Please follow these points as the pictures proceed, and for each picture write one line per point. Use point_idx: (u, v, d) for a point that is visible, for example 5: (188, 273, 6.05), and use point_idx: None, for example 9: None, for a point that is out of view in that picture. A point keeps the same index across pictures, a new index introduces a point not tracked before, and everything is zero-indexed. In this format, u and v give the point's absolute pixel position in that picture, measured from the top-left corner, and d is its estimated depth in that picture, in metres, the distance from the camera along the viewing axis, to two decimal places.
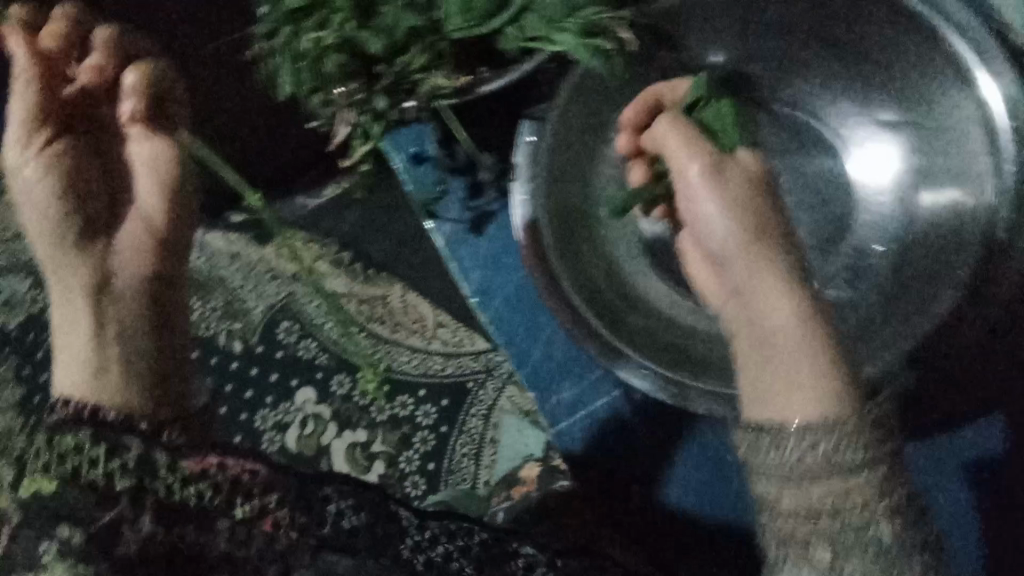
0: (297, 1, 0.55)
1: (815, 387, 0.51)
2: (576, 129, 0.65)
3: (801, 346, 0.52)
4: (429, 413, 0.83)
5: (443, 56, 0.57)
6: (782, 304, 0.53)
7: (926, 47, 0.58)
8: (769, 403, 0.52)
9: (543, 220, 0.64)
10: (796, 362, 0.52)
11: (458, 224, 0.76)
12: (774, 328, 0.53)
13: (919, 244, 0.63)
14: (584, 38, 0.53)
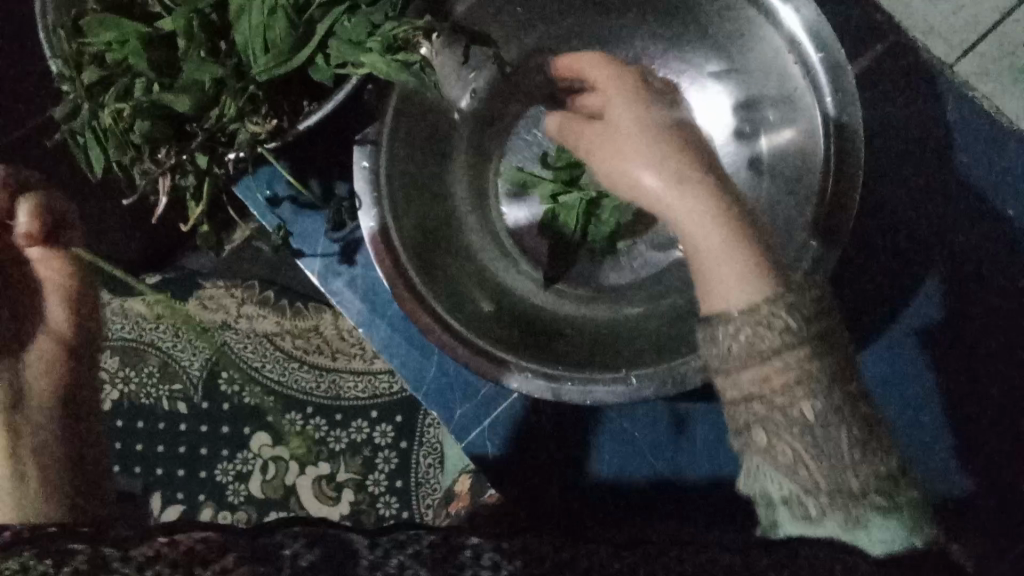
0: (93, 76, 0.55)
1: (729, 264, 0.49)
2: (414, 143, 0.60)
3: (700, 216, 0.51)
4: (386, 432, 0.86)
5: (259, 104, 0.56)
6: (696, 206, 0.51)
7: None
8: (716, 284, 0.49)
9: (399, 240, 0.57)
10: (705, 243, 0.50)
11: (327, 258, 0.69)
12: (699, 232, 0.51)
13: (768, 189, 0.60)
14: (388, 55, 0.53)
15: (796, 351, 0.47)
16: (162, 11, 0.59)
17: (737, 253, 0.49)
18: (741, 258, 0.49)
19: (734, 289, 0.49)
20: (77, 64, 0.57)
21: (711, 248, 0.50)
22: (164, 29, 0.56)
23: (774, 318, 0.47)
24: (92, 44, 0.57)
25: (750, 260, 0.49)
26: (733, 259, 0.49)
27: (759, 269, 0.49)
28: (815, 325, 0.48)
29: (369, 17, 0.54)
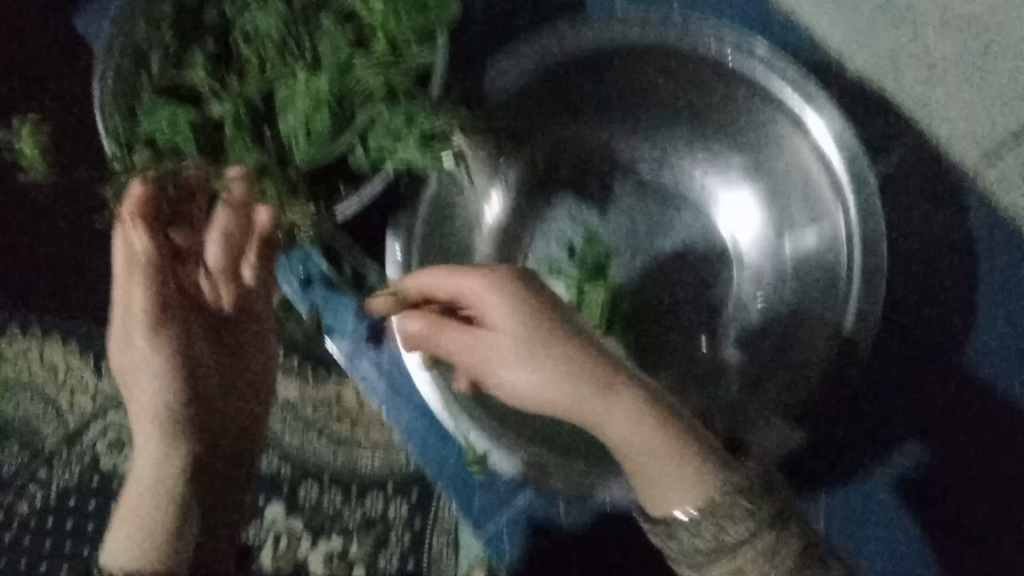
0: (145, 157, 0.60)
1: (681, 466, 0.50)
2: (446, 234, 0.62)
3: (636, 423, 0.49)
4: (399, 509, 0.79)
5: (297, 187, 0.60)
6: (616, 405, 0.49)
7: (744, 91, 0.59)
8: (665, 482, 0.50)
9: None
10: (662, 461, 0.50)
11: (357, 338, 0.71)
12: (611, 433, 0.50)
13: (796, 286, 0.62)
14: (422, 147, 0.57)
15: (754, 537, 0.48)
16: (211, 94, 0.62)
17: (638, 431, 0.49)
18: (682, 458, 0.50)
19: (682, 497, 0.49)
20: (128, 142, 0.60)
21: (660, 462, 0.50)
22: (212, 115, 0.61)
23: (724, 532, 0.48)
24: (145, 125, 0.60)
25: (661, 436, 0.49)
26: (679, 460, 0.50)
27: (706, 467, 0.50)
28: (772, 505, 0.50)
29: (408, 110, 0.57)
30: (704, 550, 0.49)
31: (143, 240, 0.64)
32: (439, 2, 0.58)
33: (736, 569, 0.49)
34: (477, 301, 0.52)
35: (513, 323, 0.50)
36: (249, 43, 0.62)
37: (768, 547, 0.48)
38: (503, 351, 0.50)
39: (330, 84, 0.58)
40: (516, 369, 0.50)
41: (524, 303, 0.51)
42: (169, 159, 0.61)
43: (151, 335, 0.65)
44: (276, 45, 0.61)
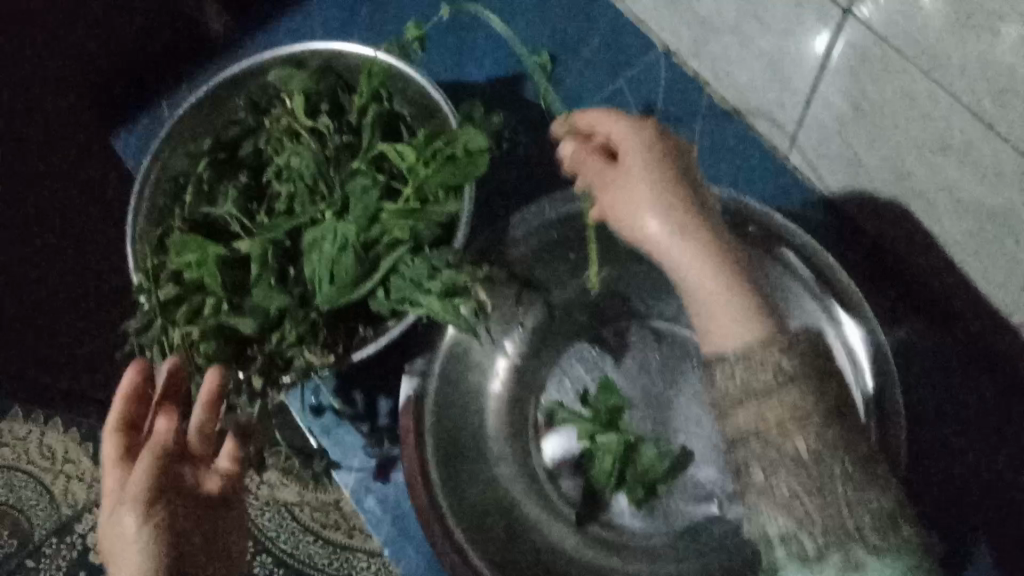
0: (169, 292, 0.59)
1: (748, 328, 0.49)
2: (460, 373, 0.63)
3: (737, 306, 0.51)
4: None
5: (319, 330, 0.59)
6: (709, 270, 0.51)
7: (756, 250, 0.63)
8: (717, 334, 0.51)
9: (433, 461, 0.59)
10: (729, 321, 0.50)
11: (362, 472, 0.69)
12: (697, 308, 0.52)
13: None
14: (445, 298, 0.57)
15: (799, 392, 0.46)
16: (242, 230, 0.64)
17: (728, 318, 0.50)
18: (755, 311, 0.50)
19: (732, 327, 0.50)
20: (156, 276, 0.61)
21: (715, 290, 0.51)
22: (240, 251, 0.60)
23: (769, 377, 0.47)
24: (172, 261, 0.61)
25: (722, 277, 0.51)
26: (749, 305, 0.50)
27: (764, 314, 0.50)
28: (808, 359, 0.47)
29: (430, 259, 0.58)
30: (754, 388, 0.47)
31: (158, 423, 0.59)
32: (471, 155, 0.59)
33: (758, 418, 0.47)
34: (621, 142, 0.56)
35: (636, 156, 0.54)
36: (283, 183, 0.65)
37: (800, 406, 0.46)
38: (618, 175, 0.55)
39: (357, 232, 0.58)
40: (655, 224, 0.53)
41: (667, 162, 0.54)
42: (194, 295, 0.59)
43: (146, 521, 0.55)
44: (307, 186, 0.63)
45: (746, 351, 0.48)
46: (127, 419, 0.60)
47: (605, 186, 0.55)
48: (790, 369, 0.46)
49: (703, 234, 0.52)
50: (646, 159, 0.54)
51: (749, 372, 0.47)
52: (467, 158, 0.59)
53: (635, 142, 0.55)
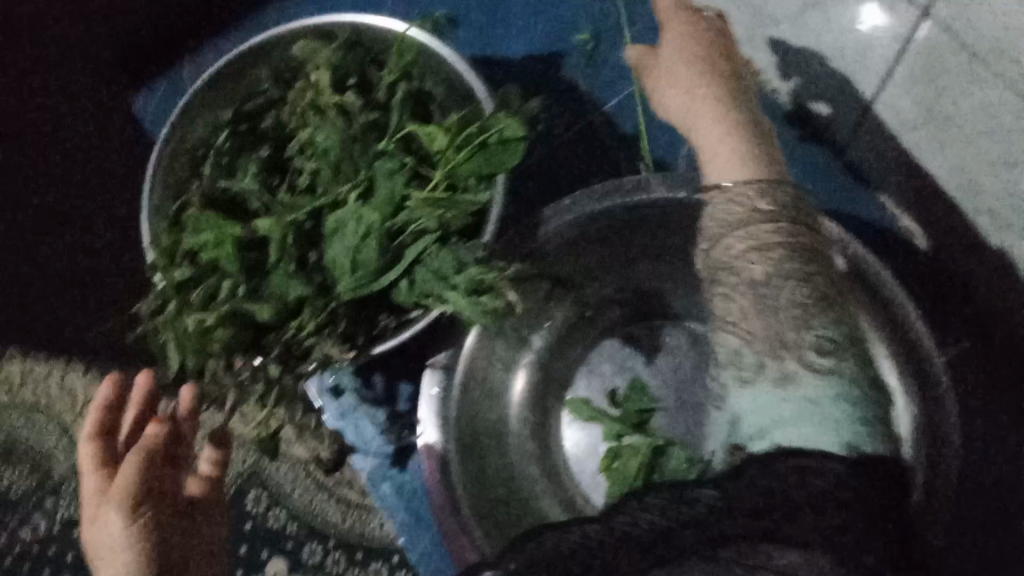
0: (183, 274, 0.56)
1: (735, 151, 0.59)
2: (489, 370, 0.60)
3: (716, 128, 0.60)
4: None
5: (337, 319, 0.57)
6: (715, 127, 0.60)
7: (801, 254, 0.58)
8: (721, 166, 0.59)
9: (454, 450, 0.57)
10: (714, 145, 0.60)
11: (379, 458, 0.68)
12: (696, 140, 0.61)
13: None
14: (471, 298, 0.53)
15: (790, 232, 0.56)
16: (261, 208, 0.62)
17: (722, 156, 0.59)
18: (752, 158, 0.59)
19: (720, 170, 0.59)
20: (171, 254, 0.58)
21: (716, 132, 0.60)
22: (259, 233, 0.57)
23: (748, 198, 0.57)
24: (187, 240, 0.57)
25: (727, 141, 0.60)
26: (741, 150, 0.59)
27: (756, 148, 0.60)
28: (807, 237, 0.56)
29: (458, 253, 0.54)
30: (745, 220, 0.56)
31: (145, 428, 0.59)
32: (509, 151, 0.56)
33: (735, 227, 0.56)
34: (659, 28, 0.64)
35: (673, 39, 0.63)
36: (306, 159, 0.62)
37: (782, 258, 0.54)
38: (666, 65, 0.63)
39: (380, 221, 0.55)
40: (675, 96, 0.62)
41: (704, 45, 0.63)
42: (208, 276, 0.57)
43: (128, 522, 0.54)
44: (330, 164, 0.60)
45: (726, 187, 0.57)
46: (104, 426, 0.60)
47: (648, 57, 0.64)
48: (770, 208, 0.57)
49: (724, 107, 0.61)
50: (682, 42, 0.63)
51: (732, 188, 0.57)
52: (500, 147, 0.56)
53: (684, 19, 0.63)
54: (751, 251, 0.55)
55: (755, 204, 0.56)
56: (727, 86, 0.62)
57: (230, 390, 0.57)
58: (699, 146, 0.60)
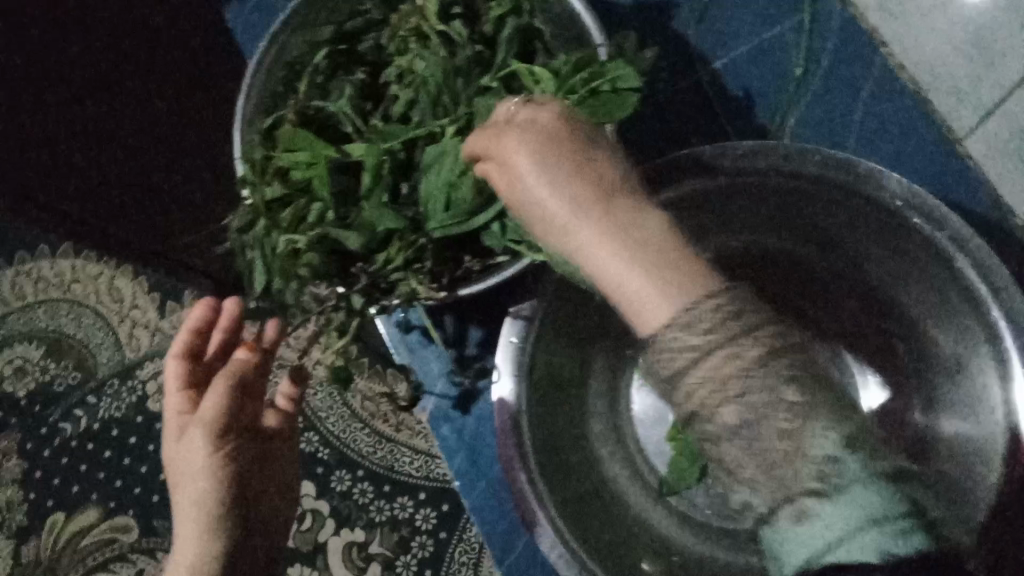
0: (275, 191, 0.56)
1: (672, 293, 0.48)
2: (569, 325, 0.59)
3: (639, 246, 0.49)
4: (428, 517, 0.94)
5: (425, 256, 0.55)
6: (624, 255, 0.49)
7: (908, 241, 0.54)
8: (644, 311, 0.48)
9: (525, 399, 0.57)
10: (629, 281, 0.49)
11: (444, 399, 0.67)
12: (607, 281, 0.50)
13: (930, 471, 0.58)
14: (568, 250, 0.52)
15: (726, 342, 0.46)
16: (355, 132, 0.60)
17: (637, 280, 0.48)
18: (675, 280, 0.48)
19: (650, 314, 0.48)
20: (262, 169, 0.57)
21: (596, 252, 0.49)
22: (353, 157, 0.56)
23: (686, 340, 0.46)
24: (281, 157, 0.56)
25: (637, 274, 0.48)
26: (653, 286, 0.48)
27: (701, 274, 0.48)
28: (765, 324, 0.47)
29: None
30: (691, 376, 0.46)
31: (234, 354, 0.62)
32: (619, 99, 0.54)
33: (706, 399, 0.46)
34: (500, 154, 0.52)
35: (528, 158, 0.51)
36: (403, 87, 0.60)
37: (730, 372, 0.45)
38: (512, 170, 0.51)
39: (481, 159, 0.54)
40: (565, 217, 0.51)
41: (542, 144, 0.51)
42: (300, 196, 0.56)
43: (211, 455, 0.58)
44: (431, 94, 0.58)
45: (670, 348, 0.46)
46: (191, 350, 0.63)
47: (490, 170, 0.52)
48: (722, 347, 0.46)
49: (616, 207, 0.50)
50: (545, 133, 0.51)
51: (700, 342, 0.46)
52: (612, 96, 0.54)
53: (517, 131, 0.51)
54: (705, 397, 0.46)
55: (698, 340, 0.46)
56: (584, 173, 0.51)
57: (315, 315, 0.58)
58: (617, 285, 0.50)
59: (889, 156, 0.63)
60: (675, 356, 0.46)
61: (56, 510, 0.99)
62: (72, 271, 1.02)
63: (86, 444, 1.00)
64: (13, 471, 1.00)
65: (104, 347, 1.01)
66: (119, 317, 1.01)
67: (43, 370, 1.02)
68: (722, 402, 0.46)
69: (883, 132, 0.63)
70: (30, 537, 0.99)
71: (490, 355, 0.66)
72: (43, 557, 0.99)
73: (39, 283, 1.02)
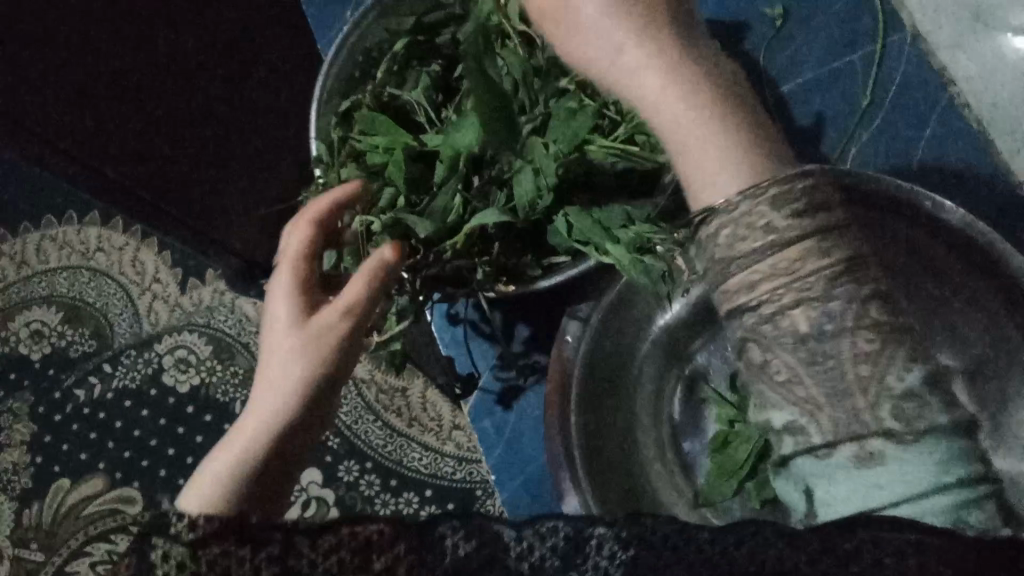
0: (350, 173, 0.58)
1: (734, 155, 0.45)
2: (623, 330, 0.62)
3: (717, 104, 0.46)
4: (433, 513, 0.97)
5: (490, 245, 0.58)
6: (676, 86, 0.46)
7: (957, 255, 0.56)
8: (712, 181, 0.45)
9: (573, 383, 0.60)
10: (706, 143, 0.45)
11: (486, 393, 0.68)
12: (662, 124, 0.47)
13: None
14: (636, 253, 0.52)
15: (782, 247, 0.42)
16: (426, 122, 0.62)
17: (697, 132, 0.45)
18: (741, 133, 0.45)
19: (702, 176, 0.45)
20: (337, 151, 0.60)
21: (682, 122, 0.46)
22: (428, 148, 0.58)
23: (755, 214, 0.42)
24: (358, 141, 0.59)
25: (687, 105, 0.46)
26: (710, 132, 0.45)
27: (762, 141, 0.46)
28: (827, 216, 0.42)
29: (628, 209, 0.54)
30: (735, 256, 0.43)
31: (381, 248, 0.53)
32: None
33: (758, 287, 0.42)
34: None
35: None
36: (476, 84, 0.62)
37: (788, 266, 0.41)
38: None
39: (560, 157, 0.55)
40: (650, 75, 0.47)
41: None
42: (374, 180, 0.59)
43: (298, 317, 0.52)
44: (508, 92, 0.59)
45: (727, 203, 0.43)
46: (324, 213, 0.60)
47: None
48: (785, 236, 0.42)
49: (660, 22, 0.48)
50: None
51: (747, 204, 0.43)
52: None
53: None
54: (763, 289, 0.42)
55: (757, 214, 0.42)
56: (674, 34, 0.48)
57: None
58: (662, 126, 0.47)
59: (958, 183, 0.63)
60: (734, 233, 0.43)
61: (62, 477, 1.11)
62: (95, 245, 1.22)
63: (98, 413, 1.14)
64: (24, 434, 1.14)
65: (124, 320, 1.18)
66: (139, 292, 1.19)
67: (61, 336, 1.18)
68: (795, 300, 0.42)
69: (948, 159, 0.64)
70: (33, 499, 1.11)
71: (536, 353, 0.66)
72: (61, 508, 1.10)
73: (64, 251, 1.23)
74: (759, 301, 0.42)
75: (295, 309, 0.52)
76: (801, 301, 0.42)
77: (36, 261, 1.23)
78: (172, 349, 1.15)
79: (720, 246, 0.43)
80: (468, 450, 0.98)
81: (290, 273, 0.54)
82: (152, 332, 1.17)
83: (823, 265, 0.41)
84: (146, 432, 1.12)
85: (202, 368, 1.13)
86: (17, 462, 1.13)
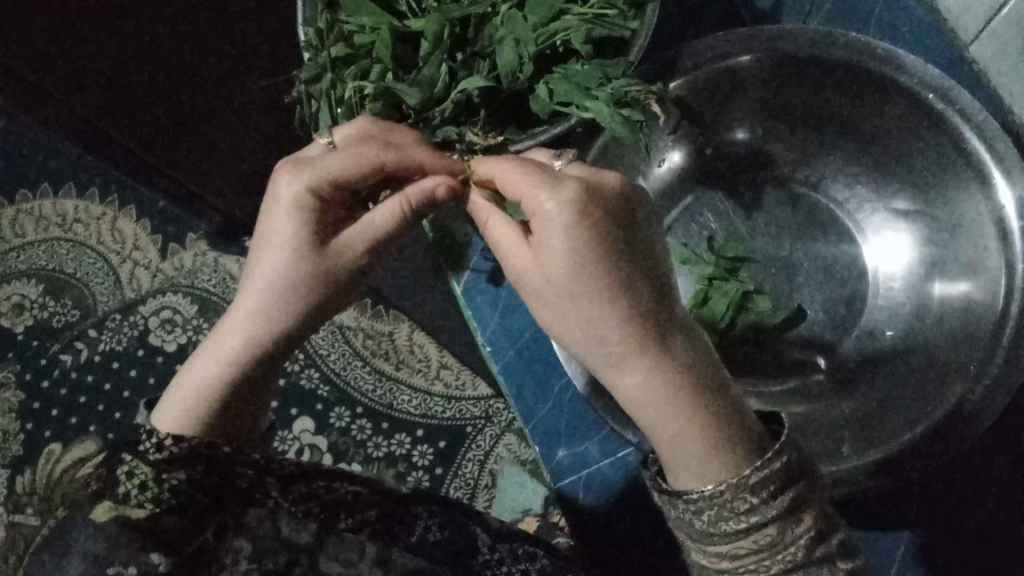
0: (341, 51, 0.60)
1: (697, 455, 0.48)
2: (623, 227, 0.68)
3: (692, 417, 0.48)
4: (426, 454, 0.98)
5: (477, 110, 0.62)
6: (679, 398, 0.48)
7: (923, 125, 0.59)
8: (675, 465, 0.49)
9: None
10: (687, 441, 0.48)
11: (477, 273, 0.74)
12: (658, 417, 0.49)
13: (925, 346, 0.61)
14: (613, 107, 0.55)
15: (758, 529, 0.45)
16: (409, 11, 0.63)
17: (693, 441, 0.48)
18: (726, 425, 0.48)
19: (697, 473, 0.47)
20: (326, 35, 0.61)
21: (688, 415, 0.48)
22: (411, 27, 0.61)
23: (737, 500, 0.45)
24: (345, 22, 0.61)
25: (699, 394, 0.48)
26: (703, 431, 0.47)
27: (735, 444, 0.47)
28: (791, 495, 0.46)
29: (605, 70, 0.57)
30: (720, 534, 0.46)
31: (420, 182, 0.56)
32: None
33: (742, 558, 0.46)
34: (541, 216, 0.49)
35: (595, 229, 0.49)
36: None
37: (770, 543, 0.45)
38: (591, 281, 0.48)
39: (538, 26, 0.59)
40: (648, 363, 0.49)
41: (585, 236, 0.48)
42: (362, 58, 0.61)
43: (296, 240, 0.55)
44: None
45: (710, 492, 0.46)
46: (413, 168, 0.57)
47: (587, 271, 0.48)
48: (763, 517, 0.45)
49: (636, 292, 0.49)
50: (580, 253, 0.48)
51: (728, 494, 0.45)
52: None
53: (558, 220, 0.48)
54: (747, 561, 0.46)
55: (740, 500, 0.45)
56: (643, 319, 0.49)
57: None
58: (669, 431, 0.49)
59: (910, 42, 0.68)
60: (718, 513, 0.46)
61: (54, 441, 1.09)
62: (72, 215, 1.19)
63: (86, 376, 1.11)
64: (13, 401, 1.11)
65: (106, 288, 1.15)
66: (120, 259, 1.17)
67: (43, 308, 1.16)
68: (782, 569, 0.46)
69: (904, 20, 0.68)
70: (25, 465, 1.08)
71: None
72: (53, 475, 1.07)
73: (41, 225, 1.19)
74: (744, 568, 0.46)
75: (297, 232, 0.55)
76: (785, 570, 0.46)
77: (12, 234, 1.19)
78: (157, 303, 1.13)
79: (703, 523, 0.46)
80: (457, 389, 0.98)
81: (305, 187, 0.54)
82: (137, 296, 1.14)
83: (794, 532, 0.45)
84: (134, 391, 1.10)
85: (189, 328, 1.12)
86: (7, 430, 1.10)
